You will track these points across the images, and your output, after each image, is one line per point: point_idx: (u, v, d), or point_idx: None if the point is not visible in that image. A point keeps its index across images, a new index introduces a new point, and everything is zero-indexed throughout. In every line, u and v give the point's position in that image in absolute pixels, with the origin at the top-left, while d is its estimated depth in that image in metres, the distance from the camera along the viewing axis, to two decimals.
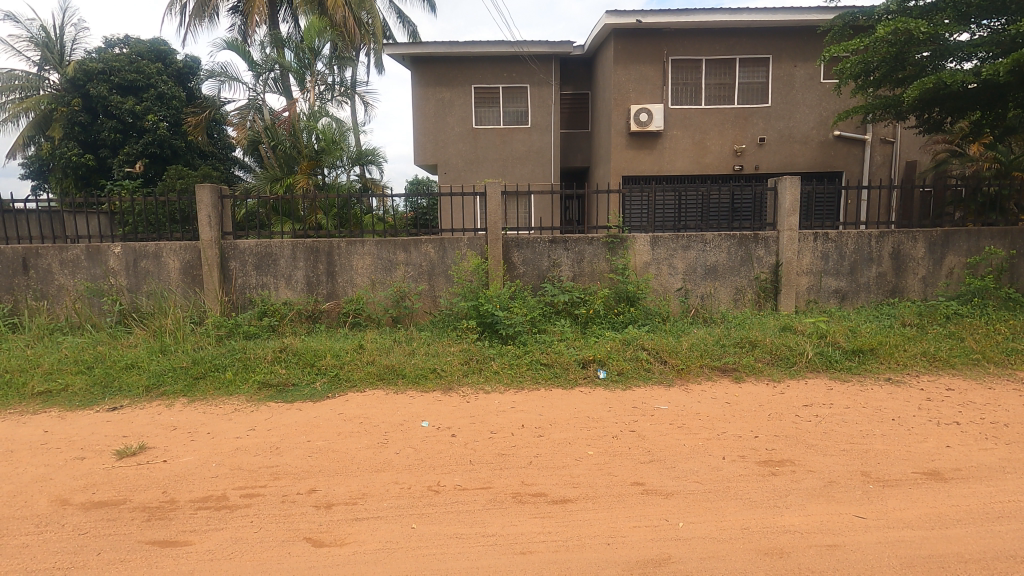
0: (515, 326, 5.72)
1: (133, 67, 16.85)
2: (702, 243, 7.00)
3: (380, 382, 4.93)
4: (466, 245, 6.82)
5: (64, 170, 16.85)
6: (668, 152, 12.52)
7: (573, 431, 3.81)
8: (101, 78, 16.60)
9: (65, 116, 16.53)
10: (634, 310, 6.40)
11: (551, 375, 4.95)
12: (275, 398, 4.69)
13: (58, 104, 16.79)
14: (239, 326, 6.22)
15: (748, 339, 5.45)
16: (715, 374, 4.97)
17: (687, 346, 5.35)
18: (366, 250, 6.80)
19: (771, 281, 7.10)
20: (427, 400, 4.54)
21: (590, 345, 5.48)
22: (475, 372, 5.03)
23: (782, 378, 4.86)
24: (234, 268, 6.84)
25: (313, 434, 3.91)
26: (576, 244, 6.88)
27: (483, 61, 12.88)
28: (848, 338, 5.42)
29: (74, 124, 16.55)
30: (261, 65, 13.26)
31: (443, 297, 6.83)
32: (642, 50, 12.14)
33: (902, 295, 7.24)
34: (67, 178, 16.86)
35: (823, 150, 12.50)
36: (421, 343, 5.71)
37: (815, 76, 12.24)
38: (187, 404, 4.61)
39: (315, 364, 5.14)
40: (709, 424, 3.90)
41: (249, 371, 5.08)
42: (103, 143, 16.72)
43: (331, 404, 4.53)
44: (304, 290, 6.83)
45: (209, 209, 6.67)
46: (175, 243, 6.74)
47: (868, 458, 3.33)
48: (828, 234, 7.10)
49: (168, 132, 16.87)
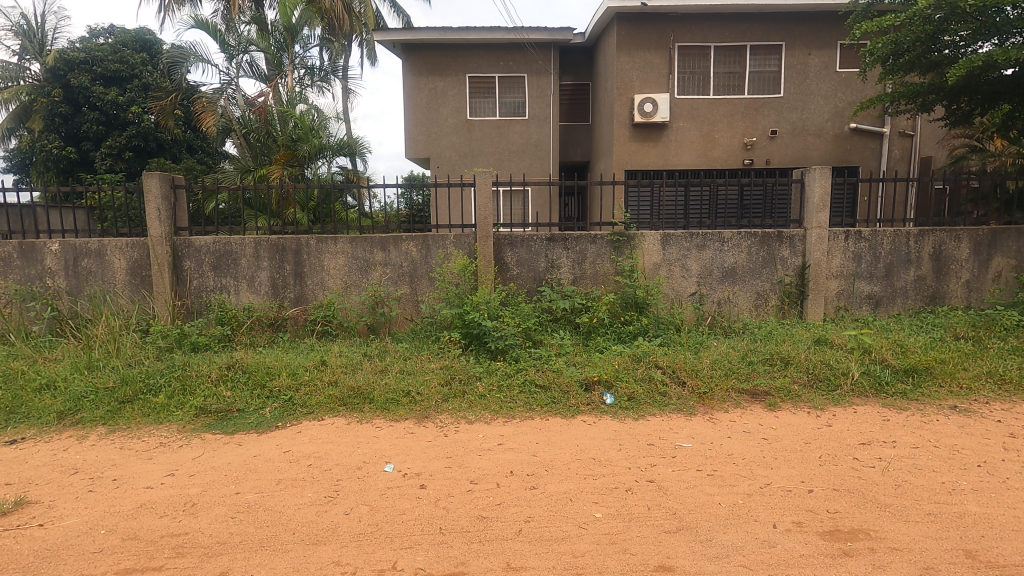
0: (506, 339, 4.86)
1: (116, 57, 16.07)
2: (719, 242, 6.18)
3: (343, 408, 4.11)
4: (453, 243, 6.00)
5: (45, 164, 16.02)
6: (673, 146, 11.71)
7: (576, 481, 3.00)
8: (83, 68, 15.77)
9: (45, 107, 15.65)
10: (645, 319, 5.59)
11: (548, 401, 4.13)
12: (212, 428, 3.87)
13: (37, 94, 15.92)
14: (187, 335, 5.36)
15: (778, 355, 4.65)
16: (744, 400, 4.15)
17: (709, 363, 4.54)
18: (339, 248, 5.97)
19: (797, 286, 6.30)
20: (395, 434, 3.72)
21: (594, 361, 4.68)
22: (457, 395, 4.23)
23: (826, 406, 4.03)
24: (189, 268, 6.01)
25: (246, 483, 3.08)
26: (578, 242, 6.05)
27: (478, 48, 12.03)
28: (898, 355, 4.60)
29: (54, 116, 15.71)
30: (234, 47, 12.41)
31: (426, 302, 6.01)
32: (647, 35, 11.29)
33: (942, 301, 6.46)
34: (49, 171, 16.04)
35: (838, 143, 11.71)
36: (397, 358, 4.88)
37: (830, 65, 11.42)
38: (102, 436, 3.79)
39: (267, 385, 4.31)
40: (747, 471, 3.08)
41: (187, 393, 4.26)
42: (85, 136, 15.87)
43: (278, 437, 3.71)
44: (269, 293, 6.01)
45: (159, 200, 5.83)
46: (122, 240, 5.92)
47: (967, 529, 2.51)
48: (861, 232, 6.29)
49: (153, 125, 16.09)
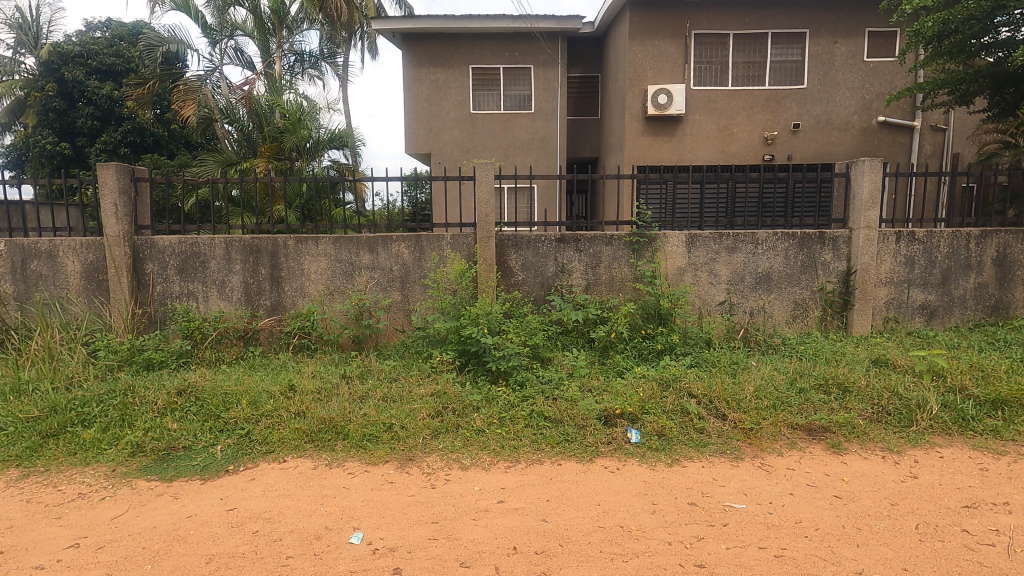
0: (510, 359, 4.08)
1: (113, 51, 15.42)
2: (753, 243, 5.42)
3: (311, 446, 3.38)
4: (450, 245, 5.27)
5: (39, 161, 15.36)
6: (688, 140, 10.94)
7: (602, 566, 2.25)
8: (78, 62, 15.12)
9: (39, 102, 15.03)
10: (670, 333, 4.83)
11: (560, 439, 3.39)
12: (149, 472, 3.17)
13: (31, 89, 15.31)
14: (141, 351, 4.65)
15: (834, 381, 3.90)
16: (799, 439, 3.40)
17: (752, 390, 3.79)
18: (321, 250, 5.25)
19: (841, 295, 5.53)
20: (369, 485, 2.98)
21: (613, 387, 3.93)
22: (450, 431, 3.49)
23: (903, 448, 3.27)
24: (151, 271, 5.30)
25: (168, 561, 2.35)
26: (591, 243, 5.30)
27: (481, 38, 11.28)
28: (981, 382, 3.83)
29: (48, 111, 15.05)
30: (216, 31, 11.75)
31: (419, 311, 5.27)
32: (662, 22, 10.51)
33: (1006, 312, 5.70)
34: (42, 168, 15.39)
35: (866, 137, 10.90)
36: (381, 381, 4.15)
37: (857, 54, 10.61)
38: (12, 482, 3.08)
39: (221, 416, 3.59)
40: (827, 551, 2.33)
41: (127, 426, 3.54)
42: (80, 132, 15.19)
43: (224, 487, 2.99)
44: (242, 301, 5.30)
45: (116, 194, 5.11)
46: (76, 240, 5.21)
47: None
48: (915, 234, 5.51)
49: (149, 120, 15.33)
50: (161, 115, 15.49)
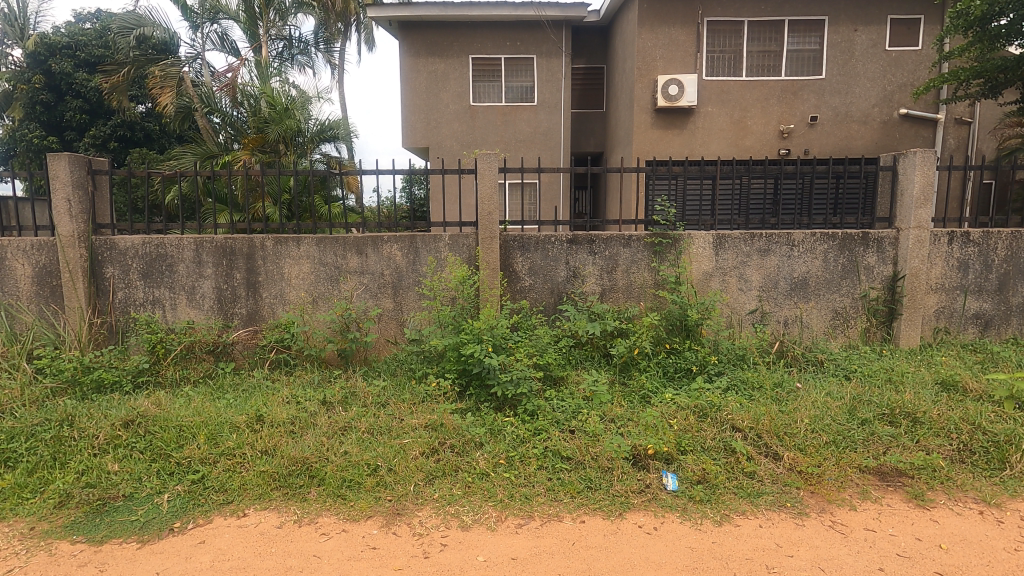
0: (518, 382, 3.47)
1: (102, 42, 14.71)
2: (789, 245, 4.81)
3: (280, 495, 2.78)
4: (448, 247, 4.66)
5: (27, 156, 14.72)
6: (701, 134, 10.33)
7: None
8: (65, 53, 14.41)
9: (25, 95, 14.35)
10: (699, 348, 4.22)
11: (582, 485, 2.80)
12: (75, 530, 2.56)
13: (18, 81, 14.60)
14: (93, 368, 4.04)
15: (902, 411, 3.29)
16: (872, 486, 2.81)
17: (807, 422, 3.19)
18: (303, 252, 4.63)
19: (887, 304, 4.93)
20: (346, 552, 2.37)
21: (641, 416, 3.33)
22: (447, 475, 2.89)
23: (1001, 500, 2.68)
24: (111, 276, 4.67)
25: None
26: (607, 245, 4.69)
27: (481, 26, 10.62)
28: None
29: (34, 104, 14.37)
30: (198, 15, 11.06)
31: (413, 322, 4.67)
32: (673, 8, 9.87)
33: None
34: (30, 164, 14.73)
35: (888, 131, 10.29)
36: (368, 408, 3.54)
37: (879, 42, 9.97)
38: None
39: (172, 455, 2.98)
40: None
41: (58, 468, 2.93)
42: (69, 126, 14.53)
43: (166, 555, 2.39)
44: (213, 309, 4.69)
45: (69, 187, 4.47)
46: (26, 240, 4.60)
47: None
48: (969, 235, 4.90)
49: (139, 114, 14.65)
50: (151, 107, 14.80)
